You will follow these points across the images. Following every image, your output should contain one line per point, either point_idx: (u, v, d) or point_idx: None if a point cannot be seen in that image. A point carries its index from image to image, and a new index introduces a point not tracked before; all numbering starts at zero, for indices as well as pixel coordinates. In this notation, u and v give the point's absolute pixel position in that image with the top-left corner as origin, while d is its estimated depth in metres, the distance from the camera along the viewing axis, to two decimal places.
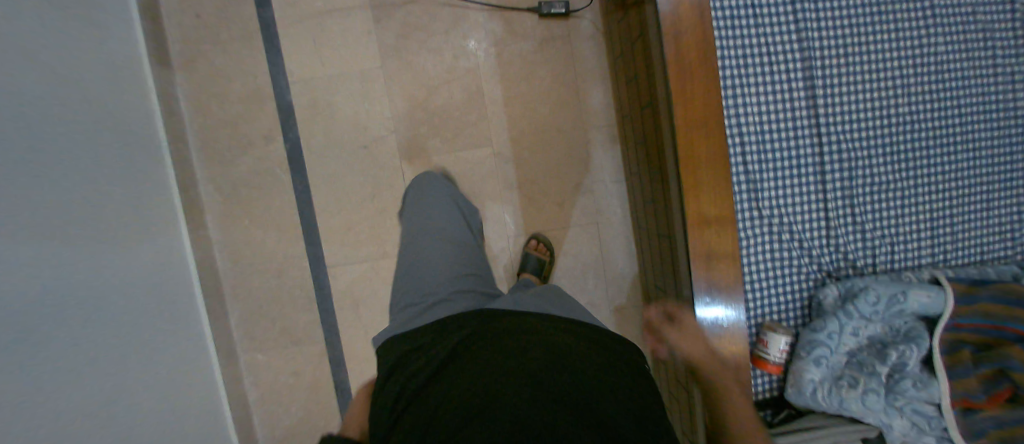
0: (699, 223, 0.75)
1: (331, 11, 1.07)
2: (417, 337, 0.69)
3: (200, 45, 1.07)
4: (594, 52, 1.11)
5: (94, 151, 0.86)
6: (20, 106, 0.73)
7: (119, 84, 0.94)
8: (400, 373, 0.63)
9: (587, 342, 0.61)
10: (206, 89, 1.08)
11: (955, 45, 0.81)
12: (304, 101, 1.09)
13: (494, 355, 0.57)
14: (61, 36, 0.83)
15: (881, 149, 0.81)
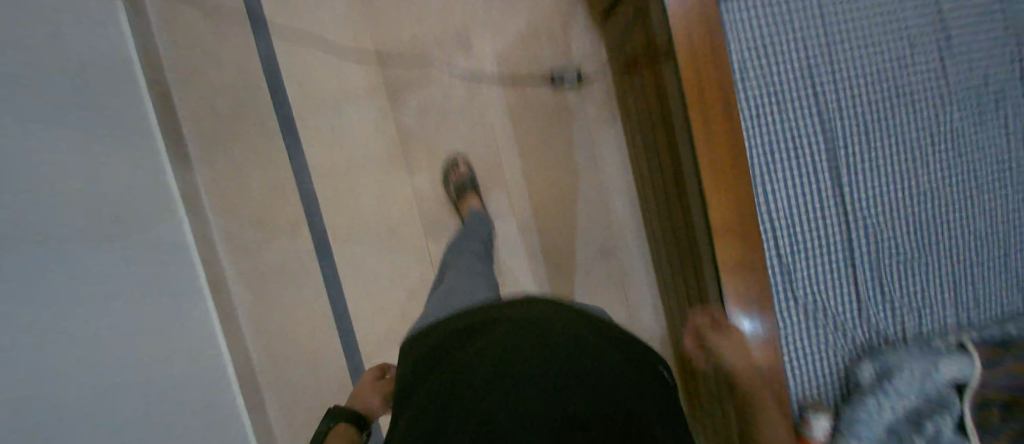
0: (738, 289, 0.76)
1: (348, 99, 1.06)
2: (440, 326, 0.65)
3: (218, 141, 1.05)
4: (609, 120, 1.10)
5: (134, 269, 0.82)
6: (64, 246, 0.70)
7: (145, 193, 0.90)
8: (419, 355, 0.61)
9: (593, 331, 0.58)
10: (228, 184, 1.07)
11: (966, 116, 0.83)
12: (327, 189, 1.09)
13: (503, 340, 0.54)
14: (89, 156, 0.79)
15: (905, 223, 0.82)
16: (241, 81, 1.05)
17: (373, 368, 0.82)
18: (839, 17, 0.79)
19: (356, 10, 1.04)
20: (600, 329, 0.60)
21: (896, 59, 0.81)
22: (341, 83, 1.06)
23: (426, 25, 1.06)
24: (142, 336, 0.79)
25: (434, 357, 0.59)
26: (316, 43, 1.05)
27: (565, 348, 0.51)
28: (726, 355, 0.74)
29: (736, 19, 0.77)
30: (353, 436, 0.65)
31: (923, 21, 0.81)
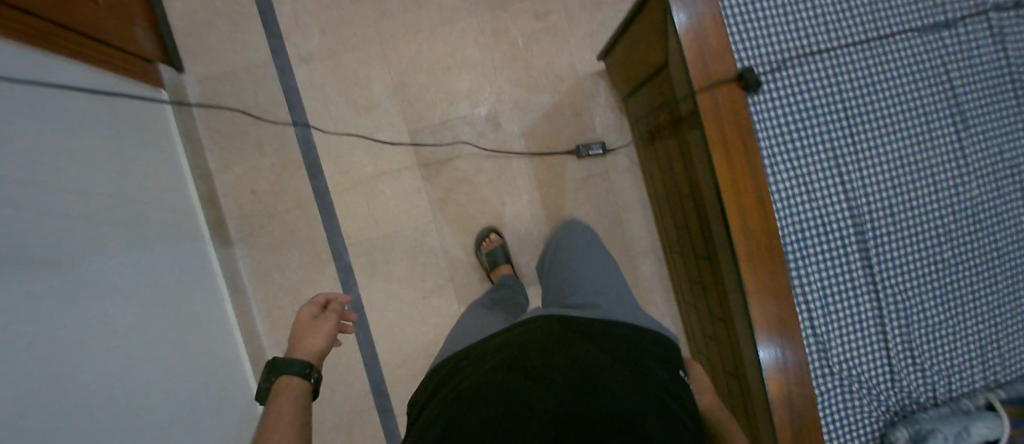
0: (776, 359, 0.80)
1: (381, 175, 1.09)
2: (460, 353, 0.69)
3: (255, 218, 1.06)
4: (634, 187, 1.15)
5: (184, 358, 0.82)
6: (116, 347, 0.70)
7: (191, 279, 0.92)
8: (439, 377, 0.65)
9: (577, 338, 0.64)
10: (267, 260, 1.07)
11: (988, 187, 0.84)
12: (362, 262, 1.09)
13: (516, 358, 0.58)
14: (138, 251, 0.80)
15: (932, 293, 0.84)
16: (281, 160, 1.06)
17: (310, 302, 0.71)
18: (861, 104, 0.80)
19: (390, 92, 1.09)
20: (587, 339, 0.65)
21: (920, 141, 0.81)
22: (376, 162, 1.09)
23: (457, 103, 1.10)
24: (181, 421, 0.76)
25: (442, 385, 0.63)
26: (352, 123, 1.08)
27: (571, 361, 0.57)
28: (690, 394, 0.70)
29: (765, 109, 0.77)
30: (297, 388, 0.60)
31: (938, 98, 0.82)
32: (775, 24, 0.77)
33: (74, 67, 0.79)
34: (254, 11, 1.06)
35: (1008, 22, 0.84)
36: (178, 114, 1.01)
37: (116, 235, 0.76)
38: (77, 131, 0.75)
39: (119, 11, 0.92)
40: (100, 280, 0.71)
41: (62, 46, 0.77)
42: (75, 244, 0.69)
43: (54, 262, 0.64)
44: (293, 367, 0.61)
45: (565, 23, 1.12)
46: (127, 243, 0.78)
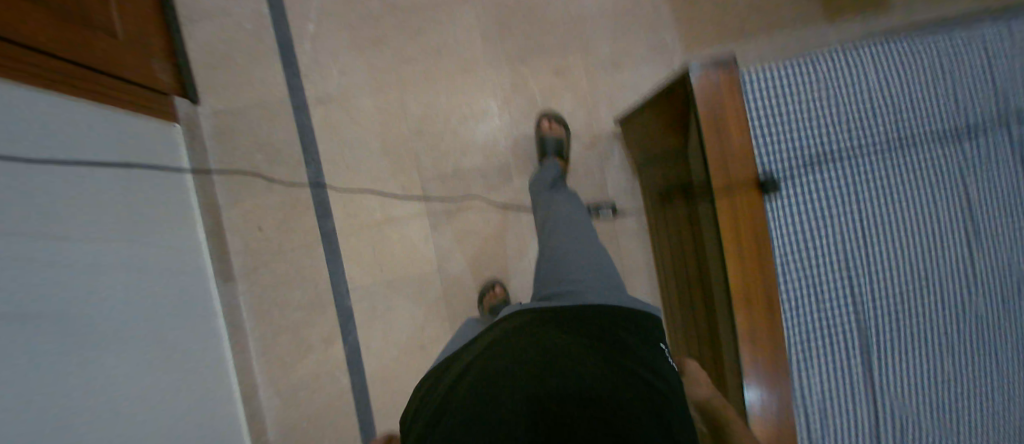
0: None
1: (389, 220, 1.08)
2: (446, 361, 0.70)
3: (260, 255, 1.04)
4: (640, 250, 1.14)
5: (171, 395, 0.82)
6: (97, 391, 0.69)
7: (190, 315, 0.92)
8: (428, 386, 0.66)
9: (554, 326, 0.65)
10: (267, 298, 1.05)
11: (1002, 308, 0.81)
12: (363, 306, 1.07)
13: (495, 357, 0.59)
14: (137, 289, 0.80)
15: (935, 413, 0.81)
16: (290, 200, 1.05)
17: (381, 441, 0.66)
18: (874, 211, 0.78)
19: (405, 137, 1.08)
20: (568, 325, 0.65)
21: (935, 253, 0.79)
22: (385, 206, 1.08)
23: (469, 154, 1.10)
24: None
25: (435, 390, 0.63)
26: (364, 166, 1.07)
27: (547, 350, 0.58)
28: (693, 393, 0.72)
29: (778, 213, 0.77)
30: None
31: (960, 213, 0.79)
32: (791, 130, 0.77)
33: (86, 108, 0.80)
34: (274, 47, 1.05)
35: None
36: (191, 148, 1.01)
37: (103, 281, 0.74)
38: (76, 171, 0.74)
39: (138, 45, 0.92)
40: (88, 325, 0.70)
41: (73, 85, 0.78)
42: (70, 294, 0.68)
43: (41, 315, 0.64)
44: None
45: (584, 82, 1.12)
46: (128, 282, 0.79)
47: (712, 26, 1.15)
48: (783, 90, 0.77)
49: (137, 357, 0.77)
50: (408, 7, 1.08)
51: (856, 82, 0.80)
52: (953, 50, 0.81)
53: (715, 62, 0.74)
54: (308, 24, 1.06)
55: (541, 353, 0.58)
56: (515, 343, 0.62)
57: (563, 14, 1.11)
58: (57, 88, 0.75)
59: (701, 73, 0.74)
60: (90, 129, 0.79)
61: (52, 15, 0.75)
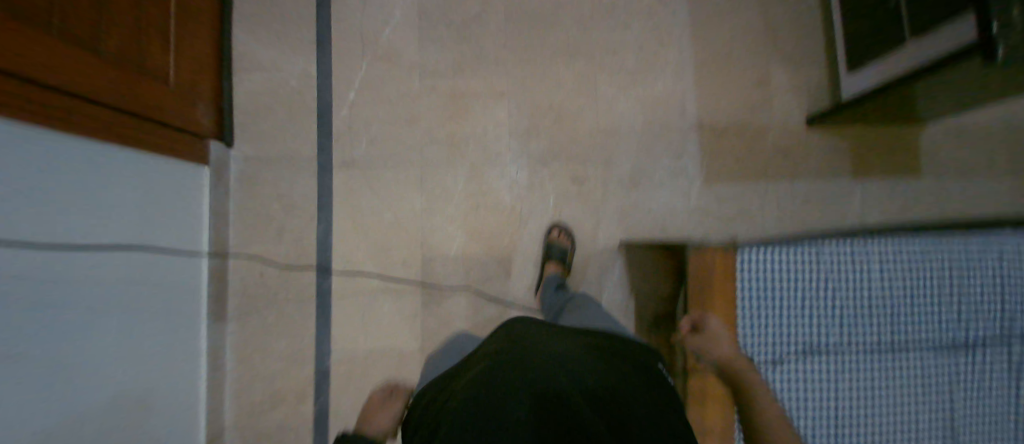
0: None
1: (383, 289, 1.10)
2: (465, 359, 0.79)
3: (255, 301, 1.08)
4: None
5: (134, 432, 0.85)
6: (72, 423, 0.73)
7: (173, 352, 0.95)
8: (449, 377, 0.75)
9: (567, 335, 0.75)
10: (253, 343, 1.08)
11: None
12: (342, 368, 1.09)
13: (516, 351, 0.68)
14: (128, 326, 0.84)
15: None
16: (295, 253, 1.09)
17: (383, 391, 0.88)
18: (866, 409, 0.81)
19: (416, 214, 1.11)
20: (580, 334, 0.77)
21: None
22: (384, 276, 1.10)
23: (473, 242, 1.12)
24: None
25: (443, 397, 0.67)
26: (371, 234, 1.10)
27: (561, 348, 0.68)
28: (723, 347, 0.73)
29: None
30: None
31: (936, 421, 0.82)
32: (785, 315, 0.79)
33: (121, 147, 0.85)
34: (313, 108, 1.12)
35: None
36: (215, 189, 1.06)
37: (102, 316, 0.79)
38: (101, 217, 0.80)
39: (186, 90, 0.99)
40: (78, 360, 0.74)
41: (111, 124, 0.83)
42: (72, 328, 0.73)
43: (41, 349, 0.68)
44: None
45: (597, 193, 1.14)
46: (122, 318, 0.83)
47: (734, 162, 1.16)
48: (786, 276, 0.78)
49: (112, 396, 0.81)
50: (446, 93, 1.13)
51: (866, 275, 0.80)
52: (967, 254, 0.82)
53: (713, 246, 0.77)
54: (349, 92, 1.12)
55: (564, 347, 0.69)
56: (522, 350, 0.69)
57: (591, 124, 1.14)
58: (105, 131, 0.81)
59: (698, 253, 0.78)
60: (122, 175, 0.85)
61: (97, 56, 0.80)
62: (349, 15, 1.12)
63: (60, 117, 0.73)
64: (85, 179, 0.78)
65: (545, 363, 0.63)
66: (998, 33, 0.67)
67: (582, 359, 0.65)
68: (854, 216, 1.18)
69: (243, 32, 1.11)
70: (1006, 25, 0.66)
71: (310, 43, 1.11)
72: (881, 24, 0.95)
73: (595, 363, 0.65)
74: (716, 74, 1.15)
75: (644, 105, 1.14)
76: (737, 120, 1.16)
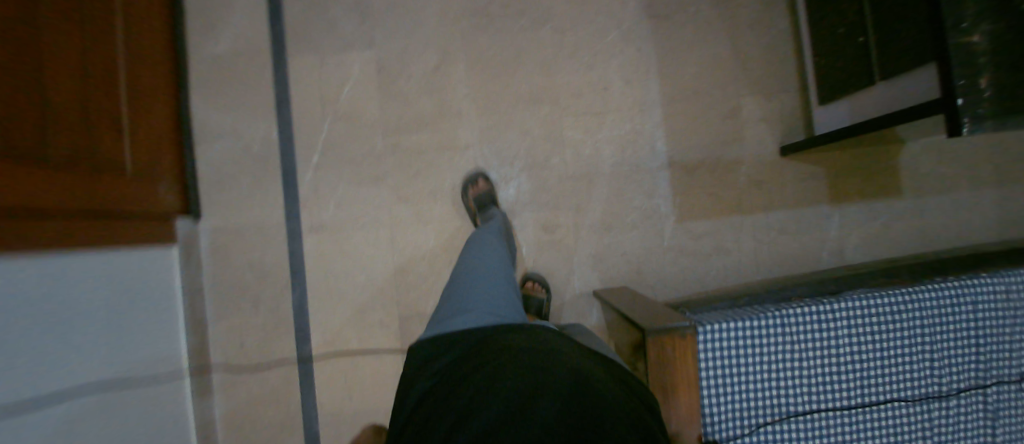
0: None
1: (364, 350, 1.10)
2: (443, 347, 0.70)
3: (238, 370, 1.10)
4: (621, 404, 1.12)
5: None
6: None
7: (160, 434, 0.97)
8: (434, 365, 0.68)
9: (564, 341, 0.71)
10: (241, 411, 1.10)
11: None
12: (330, 431, 1.10)
13: (526, 357, 0.61)
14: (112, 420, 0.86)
15: None
16: (272, 320, 1.10)
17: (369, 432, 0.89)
18: None
19: (389, 274, 1.10)
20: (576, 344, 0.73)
21: None
22: (361, 337, 1.10)
23: None
24: None
25: (438, 409, 0.57)
26: (346, 297, 1.10)
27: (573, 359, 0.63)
28: None
29: None
30: None
31: None
32: (755, 388, 0.76)
33: (77, 250, 0.84)
34: (277, 173, 1.11)
35: (1001, 398, 0.83)
36: (184, 263, 1.07)
37: (78, 420, 0.79)
38: (73, 325, 0.81)
39: (145, 171, 0.99)
40: None
41: (64, 233, 0.82)
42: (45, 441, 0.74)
43: None
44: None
45: (571, 239, 1.13)
46: (105, 415, 0.84)
47: (709, 198, 1.14)
48: (753, 347, 0.75)
49: None
50: (411, 149, 1.11)
51: (838, 336, 0.78)
52: (942, 305, 0.80)
53: (670, 330, 0.72)
54: (314, 154, 1.11)
55: (573, 357, 0.64)
56: (532, 353, 0.63)
57: (561, 171, 1.12)
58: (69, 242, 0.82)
59: (656, 340, 0.72)
60: (85, 272, 0.85)
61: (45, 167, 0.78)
62: (307, 77, 1.11)
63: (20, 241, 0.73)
64: (45, 292, 0.77)
65: (563, 374, 0.58)
66: (962, 104, 0.63)
67: (595, 371, 0.61)
68: (834, 244, 1.16)
69: (202, 102, 1.11)
70: (971, 97, 0.63)
71: (270, 108, 1.11)
72: (853, 63, 0.93)
73: (608, 379, 0.62)
74: (681, 108, 1.14)
75: (612, 146, 1.13)
76: (709, 155, 1.14)
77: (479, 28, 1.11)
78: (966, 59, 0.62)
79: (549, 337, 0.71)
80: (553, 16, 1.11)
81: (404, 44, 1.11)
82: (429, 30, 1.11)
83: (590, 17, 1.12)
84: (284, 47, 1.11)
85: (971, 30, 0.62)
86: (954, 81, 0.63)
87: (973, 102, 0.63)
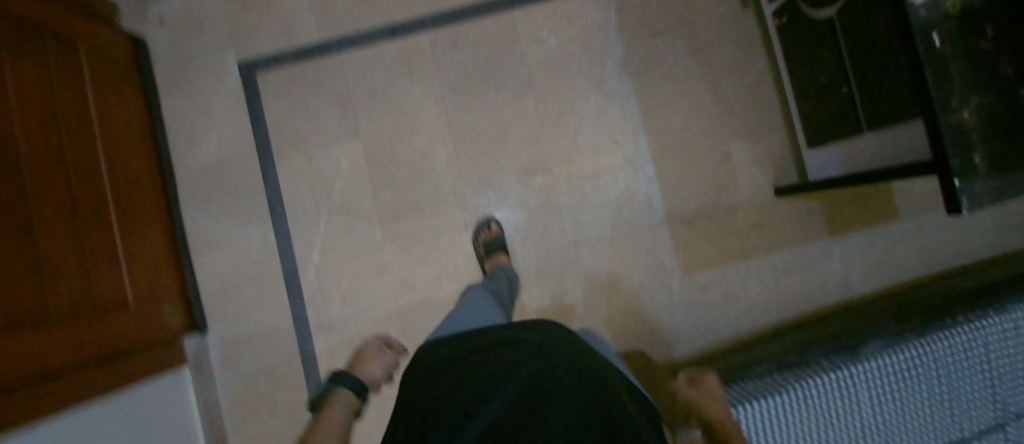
0: None
1: None
2: (454, 342, 0.72)
3: None
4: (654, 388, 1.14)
5: None
6: None
7: None
8: (449, 346, 0.71)
9: (568, 335, 0.73)
10: None
11: None
12: None
13: (539, 347, 0.64)
14: None
15: None
16: (293, 424, 1.09)
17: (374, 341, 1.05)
18: None
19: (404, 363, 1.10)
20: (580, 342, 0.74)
21: None
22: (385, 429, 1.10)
23: None
24: None
25: (454, 385, 0.60)
26: None
27: (583, 355, 0.65)
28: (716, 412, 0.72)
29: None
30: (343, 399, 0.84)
31: None
32: None
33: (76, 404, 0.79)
34: (279, 277, 1.09)
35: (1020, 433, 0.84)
36: (196, 382, 1.04)
37: None
38: None
39: (147, 299, 0.98)
40: None
41: (75, 387, 0.79)
42: None
43: None
44: (349, 384, 0.86)
45: (580, 305, 1.13)
46: None
47: (711, 246, 1.15)
48: (774, 426, 0.76)
49: None
50: (410, 235, 1.10)
51: (858, 400, 0.79)
52: (953, 354, 0.81)
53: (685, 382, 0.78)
54: (313, 253, 1.09)
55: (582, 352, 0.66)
56: (547, 346, 0.65)
57: (561, 237, 1.12)
58: (89, 388, 0.82)
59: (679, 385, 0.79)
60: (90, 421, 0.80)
61: (43, 319, 0.77)
62: (296, 174, 1.10)
63: (42, 404, 0.73)
64: None
65: (575, 367, 0.61)
66: (959, 185, 0.62)
67: (610, 372, 0.63)
68: (839, 275, 1.17)
69: (195, 213, 1.10)
70: (970, 177, 0.62)
71: (263, 211, 1.10)
72: (838, 111, 0.93)
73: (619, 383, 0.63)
74: (673, 159, 1.14)
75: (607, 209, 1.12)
76: (706, 204, 1.14)
77: (463, 107, 1.12)
78: (960, 137, 0.62)
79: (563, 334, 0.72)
80: (534, 85, 1.12)
81: (390, 131, 1.11)
82: (414, 113, 1.11)
83: (570, 82, 1.13)
84: (271, 148, 1.10)
85: (961, 108, 0.62)
86: (949, 160, 0.62)
87: (969, 181, 0.62)
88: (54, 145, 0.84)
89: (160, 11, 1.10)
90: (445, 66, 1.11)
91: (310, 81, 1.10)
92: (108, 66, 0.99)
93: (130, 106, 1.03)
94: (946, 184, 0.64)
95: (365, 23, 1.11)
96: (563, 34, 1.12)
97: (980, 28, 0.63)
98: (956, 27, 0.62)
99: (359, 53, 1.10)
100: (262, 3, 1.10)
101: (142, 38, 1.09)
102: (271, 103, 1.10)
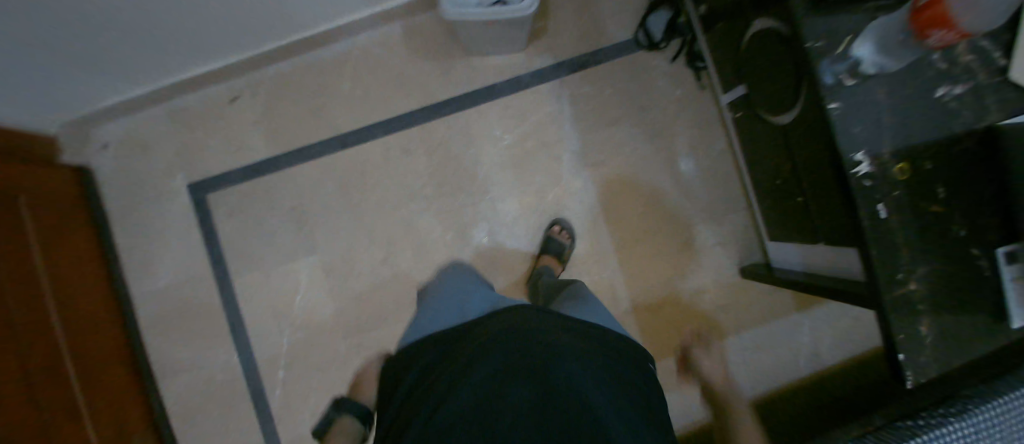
0: None
1: None
2: (446, 333, 0.68)
3: None
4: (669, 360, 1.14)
5: None
6: None
7: None
8: (438, 336, 0.67)
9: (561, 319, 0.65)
10: None
11: None
12: None
13: (518, 337, 0.59)
14: None
15: None
16: None
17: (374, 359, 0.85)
18: None
19: None
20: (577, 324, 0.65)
21: None
22: None
23: None
24: None
25: (434, 377, 0.59)
26: None
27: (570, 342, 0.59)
28: None
29: None
30: (350, 429, 0.70)
31: None
32: None
33: None
34: (246, 396, 1.09)
35: None
36: None
37: None
38: None
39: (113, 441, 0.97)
40: None
41: None
42: None
43: None
44: (354, 411, 0.71)
45: None
46: None
47: (679, 330, 1.14)
48: None
49: None
50: (374, 345, 1.10)
51: None
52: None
53: None
54: (279, 370, 1.09)
55: (569, 339, 0.60)
56: (528, 335, 0.60)
57: None
58: None
59: None
60: None
61: None
62: (254, 293, 1.09)
63: None
64: None
65: (553, 356, 0.56)
66: (903, 360, 0.67)
67: (590, 361, 0.57)
68: (810, 350, 1.16)
69: (158, 338, 1.09)
70: (916, 352, 0.67)
71: (224, 332, 1.09)
72: (795, 215, 0.91)
73: (602, 373, 0.56)
74: (635, 247, 1.13)
75: (562, 236, 1.08)
76: (671, 289, 1.14)
77: (418, 211, 1.10)
78: (906, 309, 0.67)
79: (550, 323, 0.64)
80: (492, 184, 1.10)
81: (345, 242, 1.09)
82: (370, 222, 1.09)
83: (528, 177, 1.11)
84: (227, 268, 1.09)
85: (905, 279, 0.67)
86: (894, 335, 0.67)
87: (913, 353, 0.67)
88: (1, 314, 0.81)
89: (105, 137, 1.09)
90: (398, 172, 1.10)
91: (261, 197, 1.09)
92: (51, 209, 0.97)
93: (83, 242, 1.03)
94: (893, 353, 0.69)
95: (312, 135, 1.09)
96: (517, 130, 1.10)
97: (933, 188, 0.67)
98: (902, 194, 0.66)
99: (309, 165, 1.09)
100: (207, 121, 1.09)
101: (89, 167, 1.09)
102: (223, 223, 1.09)
